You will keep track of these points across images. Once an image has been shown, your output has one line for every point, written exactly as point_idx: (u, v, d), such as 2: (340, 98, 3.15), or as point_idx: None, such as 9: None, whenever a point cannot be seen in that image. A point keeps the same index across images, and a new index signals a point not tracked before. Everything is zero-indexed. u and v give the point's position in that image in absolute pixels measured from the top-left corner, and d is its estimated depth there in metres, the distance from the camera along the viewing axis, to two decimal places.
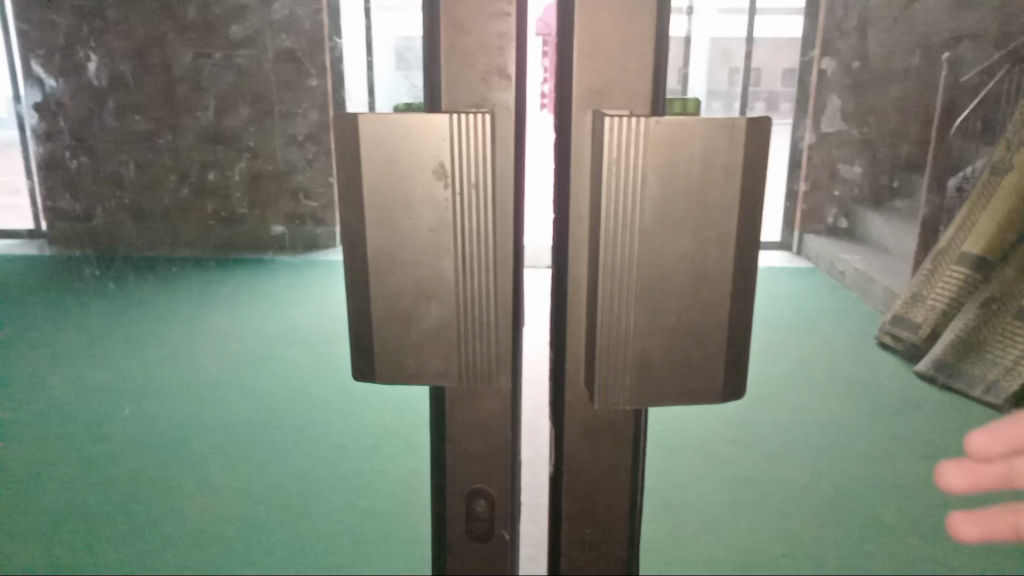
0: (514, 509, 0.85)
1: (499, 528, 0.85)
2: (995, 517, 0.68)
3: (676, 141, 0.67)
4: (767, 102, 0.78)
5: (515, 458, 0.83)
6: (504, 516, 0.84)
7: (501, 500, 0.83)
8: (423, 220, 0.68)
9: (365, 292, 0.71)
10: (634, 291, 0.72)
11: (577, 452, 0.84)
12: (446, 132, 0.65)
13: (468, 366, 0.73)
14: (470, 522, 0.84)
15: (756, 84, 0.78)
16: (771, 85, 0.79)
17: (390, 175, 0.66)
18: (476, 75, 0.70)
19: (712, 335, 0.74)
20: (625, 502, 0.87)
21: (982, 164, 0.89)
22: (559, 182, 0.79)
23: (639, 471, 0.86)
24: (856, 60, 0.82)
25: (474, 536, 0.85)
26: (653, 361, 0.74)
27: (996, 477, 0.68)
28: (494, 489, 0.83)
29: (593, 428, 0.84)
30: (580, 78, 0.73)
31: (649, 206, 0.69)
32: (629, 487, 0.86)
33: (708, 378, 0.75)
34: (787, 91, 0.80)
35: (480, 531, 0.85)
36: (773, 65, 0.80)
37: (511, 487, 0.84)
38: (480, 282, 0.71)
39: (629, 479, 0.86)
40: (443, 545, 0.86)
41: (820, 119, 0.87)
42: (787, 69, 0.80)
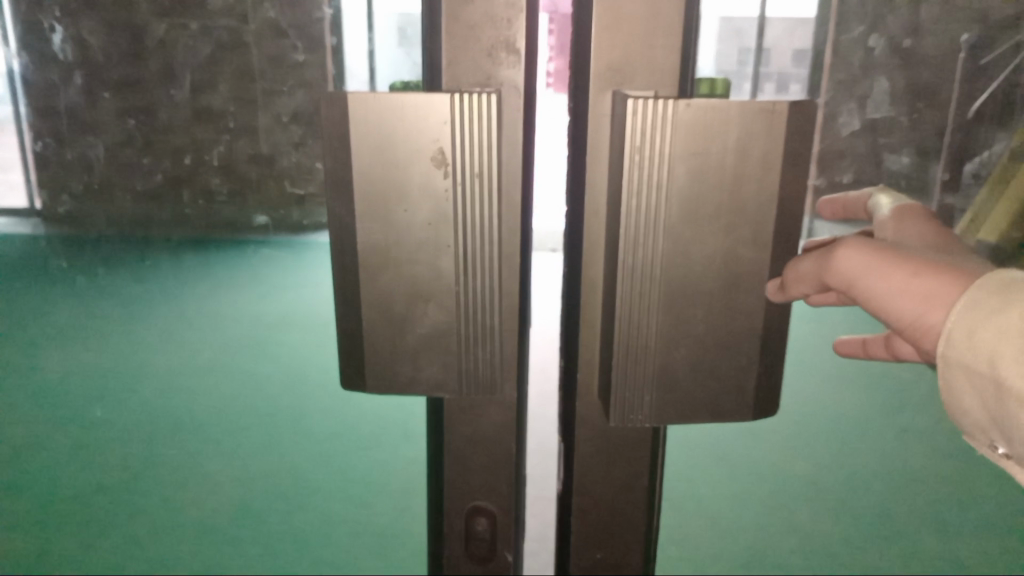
0: (517, 528, 0.78)
1: (502, 549, 0.78)
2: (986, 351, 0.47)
3: (707, 128, 0.60)
4: (777, 82, 0.74)
5: (521, 475, 0.76)
6: (506, 536, 0.78)
7: (504, 519, 0.77)
8: (420, 214, 0.61)
9: (354, 294, 0.64)
10: (659, 295, 0.65)
11: (590, 471, 0.78)
12: (446, 114, 0.58)
13: (469, 376, 0.66)
14: (470, 540, 0.78)
15: (766, 66, 0.74)
16: (783, 63, 0.74)
17: (385, 161, 0.59)
18: (481, 51, 0.62)
19: (744, 345, 0.67)
20: (641, 522, 0.81)
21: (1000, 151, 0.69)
22: (574, 166, 0.72)
23: (656, 489, 0.80)
24: (907, 37, 0.70)
25: (475, 556, 0.79)
26: (677, 372, 0.67)
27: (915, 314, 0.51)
28: (497, 508, 0.76)
29: (608, 447, 0.77)
30: (599, 53, 0.65)
31: (675, 200, 0.62)
32: (646, 506, 0.80)
33: (738, 393, 0.69)
34: (798, 71, 0.74)
35: (480, 551, 0.79)
36: (783, 43, 0.73)
37: (514, 506, 0.77)
38: (482, 284, 0.64)
39: (646, 498, 0.80)
40: (441, 562, 0.80)
41: (866, 105, 0.72)
42: (798, 49, 0.73)
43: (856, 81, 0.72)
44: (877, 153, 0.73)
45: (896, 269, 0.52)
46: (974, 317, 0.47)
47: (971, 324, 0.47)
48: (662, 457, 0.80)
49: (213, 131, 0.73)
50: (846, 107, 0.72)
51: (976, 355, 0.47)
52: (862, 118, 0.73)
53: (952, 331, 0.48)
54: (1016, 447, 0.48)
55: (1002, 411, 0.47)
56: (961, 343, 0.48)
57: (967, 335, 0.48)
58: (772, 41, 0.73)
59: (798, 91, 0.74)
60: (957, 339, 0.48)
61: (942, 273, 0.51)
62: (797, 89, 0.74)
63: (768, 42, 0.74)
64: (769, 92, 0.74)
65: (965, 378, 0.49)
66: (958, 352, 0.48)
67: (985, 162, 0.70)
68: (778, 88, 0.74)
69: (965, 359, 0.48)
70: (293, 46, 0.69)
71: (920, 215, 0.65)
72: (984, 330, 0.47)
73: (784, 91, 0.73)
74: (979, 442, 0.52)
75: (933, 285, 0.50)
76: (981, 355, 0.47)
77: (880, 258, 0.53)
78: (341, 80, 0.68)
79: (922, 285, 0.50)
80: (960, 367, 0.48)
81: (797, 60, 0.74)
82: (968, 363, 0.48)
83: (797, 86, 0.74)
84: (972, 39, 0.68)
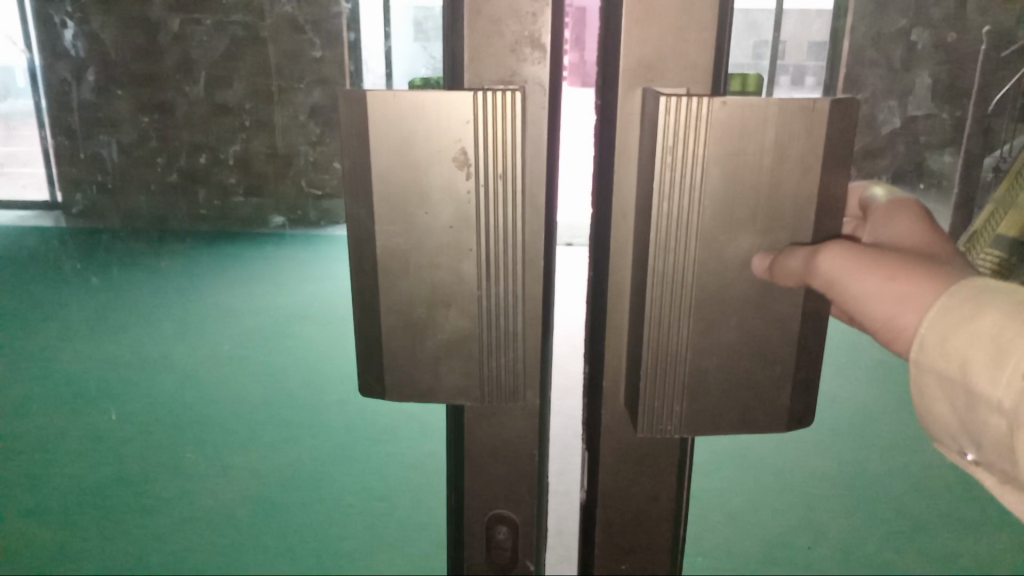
0: (539, 537, 0.76)
1: (523, 559, 0.76)
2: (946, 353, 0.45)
3: (742, 127, 0.58)
4: (793, 75, 0.66)
5: (543, 483, 0.74)
6: (528, 547, 0.75)
7: (526, 528, 0.75)
8: (441, 216, 0.58)
9: (372, 298, 0.62)
10: (690, 303, 0.63)
11: (614, 481, 0.77)
12: (469, 113, 0.55)
13: (491, 383, 0.64)
14: (491, 550, 0.76)
15: (783, 58, 0.66)
16: (799, 55, 0.66)
17: (406, 161, 0.57)
18: (505, 46, 0.59)
19: (778, 355, 0.65)
20: (669, 533, 0.80)
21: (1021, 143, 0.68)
22: (601, 162, 0.70)
23: (684, 501, 0.80)
24: (951, 31, 0.67)
25: (496, 564, 0.77)
26: (707, 385, 0.65)
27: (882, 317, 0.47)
28: (518, 517, 0.74)
29: (633, 457, 0.76)
30: (628, 50, 0.63)
31: (708, 203, 0.60)
32: (673, 518, 0.80)
33: (771, 406, 0.67)
34: (815, 64, 0.67)
35: (502, 559, 0.76)
36: (799, 35, 0.66)
37: (537, 516, 0.75)
38: (505, 289, 0.61)
39: (673, 510, 0.79)
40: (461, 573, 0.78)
41: (907, 102, 0.68)
42: (815, 42, 0.66)
43: (897, 76, 0.67)
44: (919, 154, 0.69)
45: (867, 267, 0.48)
46: (948, 323, 0.44)
47: (944, 329, 0.44)
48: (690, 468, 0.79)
49: (228, 130, 0.69)
50: (886, 105, 0.68)
51: (949, 360, 0.44)
52: (902, 115, 0.69)
53: (926, 337, 0.45)
54: (986, 451, 0.45)
55: (974, 417, 0.44)
56: (934, 348, 0.45)
57: (939, 341, 0.45)
58: (789, 33, 0.66)
59: (814, 86, 0.67)
60: (930, 344, 0.45)
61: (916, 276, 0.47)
62: (813, 83, 0.67)
63: (786, 35, 0.66)
64: (785, 87, 0.66)
65: (938, 384, 0.46)
66: (931, 357, 0.45)
67: (1006, 155, 0.69)
68: (795, 82, 0.66)
69: (937, 364, 0.45)
70: (311, 42, 0.64)
71: (913, 202, 0.60)
72: (958, 336, 0.44)
73: (800, 85, 0.66)
74: (948, 448, 0.49)
75: (911, 288, 0.46)
76: (953, 363, 0.44)
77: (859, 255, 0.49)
78: (358, 77, 0.63)
79: (895, 288, 0.46)
80: (934, 373, 0.46)
81: (812, 54, 0.67)
82: (941, 369, 0.45)
83: (813, 80, 0.66)
84: (995, 30, 0.67)
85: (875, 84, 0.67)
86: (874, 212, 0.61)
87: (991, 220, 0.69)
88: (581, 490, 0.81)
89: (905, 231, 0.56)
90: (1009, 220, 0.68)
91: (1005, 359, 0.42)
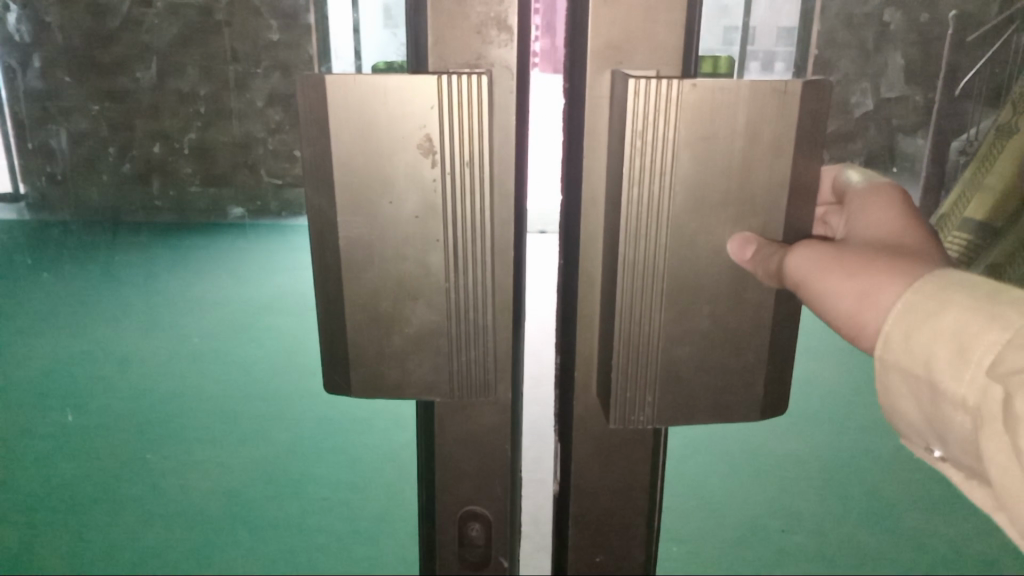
0: (513, 533, 0.75)
1: (497, 555, 0.75)
2: (912, 353, 0.44)
3: (714, 110, 0.56)
4: (764, 60, 0.65)
5: (517, 477, 0.72)
6: (502, 542, 0.74)
7: (500, 524, 0.73)
8: (407, 205, 0.57)
9: (337, 293, 0.60)
10: (664, 292, 0.62)
11: (587, 473, 0.77)
12: (434, 98, 0.53)
13: (462, 377, 0.62)
14: (464, 547, 0.75)
15: (753, 45, 0.66)
16: (769, 41, 0.65)
17: (368, 150, 0.55)
18: (471, 28, 0.57)
19: (751, 343, 0.64)
20: (643, 523, 0.81)
21: (988, 126, 0.68)
22: (570, 143, 0.69)
23: (657, 490, 0.80)
24: (924, 10, 0.66)
25: (470, 562, 0.76)
26: (682, 376, 0.65)
27: (840, 319, 0.47)
28: (491, 513, 0.73)
29: (606, 448, 0.76)
30: (598, 31, 0.62)
31: (679, 189, 0.59)
32: (647, 508, 0.80)
33: (745, 395, 0.66)
34: (786, 49, 0.65)
35: (476, 557, 0.75)
36: (768, 19, 0.65)
37: (510, 511, 0.73)
38: (474, 280, 0.60)
39: (647, 499, 0.80)
40: (433, 570, 0.77)
41: (880, 84, 0.67)
42: (784, 28, 0.65)
43: (869, 57, 0.66)
44: (891, 137, 0.68)
45: (830, 273, 0.48)
46: (912, 320, 0.44)
47: (909, 326, 0.44)
48: (661, 460, 0.80)
49: (181, 119, 0.65)
50: (859, 87, 0.67)
51: (913, 357, 0.44)
52: (875, 97, 0.67)
53: (890, 334, 0.45)
54: (953, 449, 0.44)
55: (939, 414, 0.44)
56: (899, 346, 0.44)
57: (904, 337, 0.44)
58: (758, 19, 0.65)
59: (784, 71, 0.65)
60: (895, 341, 0.44)
61: (878, 274, 0.46)
62: (783, 69, 0.65)
63: (755, 21, 0.65)
64: (754, 72, 0.65)
65: (902, 381, 0.45)
66: (896, 354, 0.45)
67: (972, 139, 0.69)
68: (764, 68, 0.65)
69: (901, 361, 0.45)
70: (268, 25, 0.61)
71: (889, 186, 0.59)
72: (923, 333, 0.43)
73: (768, 70, 0.65)
74: (916, 444, 0.48)
75: (871, 284, 0.46)
76: (919, 360, 0.44)
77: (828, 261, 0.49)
78: (325, 61, 0.60)
79: (855, 285, 0.47)
80: (898, 370, 0.45)
81: (783, 40, 0.65)
82: (906, 366, 0.44)
83: (783, 65, 0.65)
84: (962, 15, 0.65)
85: (847, 67, 0.66)
86: (851, 197, 0.60)
87: (960, 201, 0.70)
88: (555, 481, 0.81)
89: (877, 219, 0.55)
90: (975, 204, 0.69)
91: (969, 356, 0.41)
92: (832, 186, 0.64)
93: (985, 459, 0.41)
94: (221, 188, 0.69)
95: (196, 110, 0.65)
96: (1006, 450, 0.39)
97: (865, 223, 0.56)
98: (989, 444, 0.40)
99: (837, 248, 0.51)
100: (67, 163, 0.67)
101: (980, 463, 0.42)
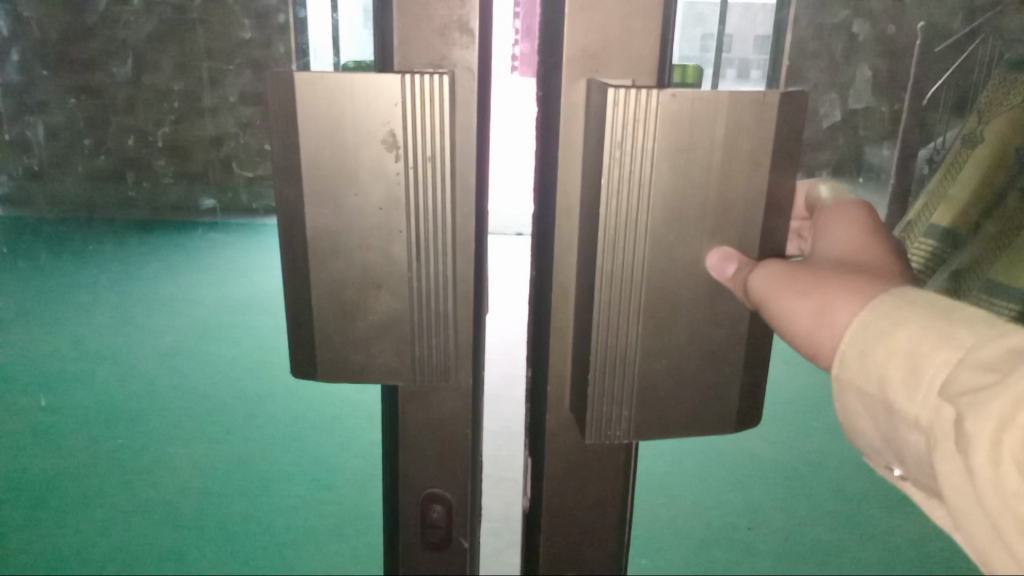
0: (474, 516, 0.75)
1: (457, 535, 0.75)
2: (866, 365, 0.45)
3: (691, 122, 0.58)
4: (739, 68, 0.68)
5: (476, 459, 0.73)
6: (462, 521, 0.75)
7: (462, 507, 0.74)
8: (370, 197, 0.58)
9: (304, 282, 0.61)
10: (641, 302, 0.63)
11: (562, 482, 0.80)
12: (397, 96, 0.55)
13: (424, 360, 0.63)
14: (425, 526, 0.75)
15: (729, 51, 0.68)
16: (744, 49, 0.68)
17: (334, 145, 0.56)
18: (433, 31, 0.58)
19: (728, 355, 0.66)
20: (614, 535, 0.83)
21: (954, 135, 0.73)
22: (543, 149, 0.72)
23: (628, 503, 0.83)
24: (891, 23, 0.70)
25: (430, 543, 0.76)
26: (655, 388, 0.66)
27: (798, 337, 0.49)
28: (451, 494, 0.74)
29: (582, 459, 0.79)
30: (575, 38, 0.65)
31: (658, 199, 0.60)
32: (619, 520, 0.83)
33: (721, 405, 0.68)
34: (761, 56, 0.68)
35: (436, 537, 0.75)
36: (745, 30, 0.68)
37: (471, 492, 0.74)
38: (435, 268, 0.61)
39: (619, 511, 0.83)
40: (395, 550, 0.77)
41: (847, 95, 0.70)
42: (759, 36, 0.68)
43: (838, 69, 0.69)
44: (858, 148, 0.72)
45: (785, 292, 0.50)
46: (866, 338, 0.45)
47: (864, 344, 0.45)
48: (632, 471, 0.82)
49: (156, 113, 0.65)
50: (829, 97, 0.69)
51: (869, 376, 0.44)
52: (842, 109, 0.70)
53: (846, 352, 0.45)
54: (912, 469, 0.45)
55: (896, 434, 0.44)
56: (855, 364, 0.45)
57: (859, 357, 0.45)
58: (733, 27, 0.68)
59: (758, 79, 0.68)
60: (851, 359, 0.45)
61: (830, 293, 0.47)
62: (758, 76, 0.68)
63: (730, 28, 0.68)
64: (730, 79, 0.68)
65: (858, 401, 0.46)
66: (852, 373, 0.45)
67: (940, 147, 0.74)
68: (740, 75, 0.68)
69: (857, 380, 0.45)
70: (240, 23, 0.61)
71: (855, 203, 0.61)
72: (879, 351, 0.44)
73: (744, 77, 0.67)
74: (877, 463, 0.48)
75: (823, 300, 0.47)
76: (873, 378, 0.44)
77: (790, 281, 0.51)
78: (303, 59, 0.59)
79: (809, 302, 0.48)
80: (855, 390, 0.45)
81: (758, 48, 0.68)
82: (860, 385, 0.45)
83: (758, 73, 0.68)
84: (931, 26, 0.69)
85: (817, 77, 0.68)
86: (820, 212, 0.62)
87: (925, 210, 0.74)
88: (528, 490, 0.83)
89: (841, 237, 0.57)
90: (941, 213, 0.74)
91: (920, 376, 0.42)
92: (805, 202, 0.67)
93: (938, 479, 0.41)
94: (189, 179, 0.70)
95: (172, 107, 0.65)
96: (959, 469, 0.40)
97: (829, 237, 0.57)
98: (943, 466, 0.40)
99: (799, 268, 0.52)
100: (45, 154, 0.64)
101: (934, 482, 0.43)
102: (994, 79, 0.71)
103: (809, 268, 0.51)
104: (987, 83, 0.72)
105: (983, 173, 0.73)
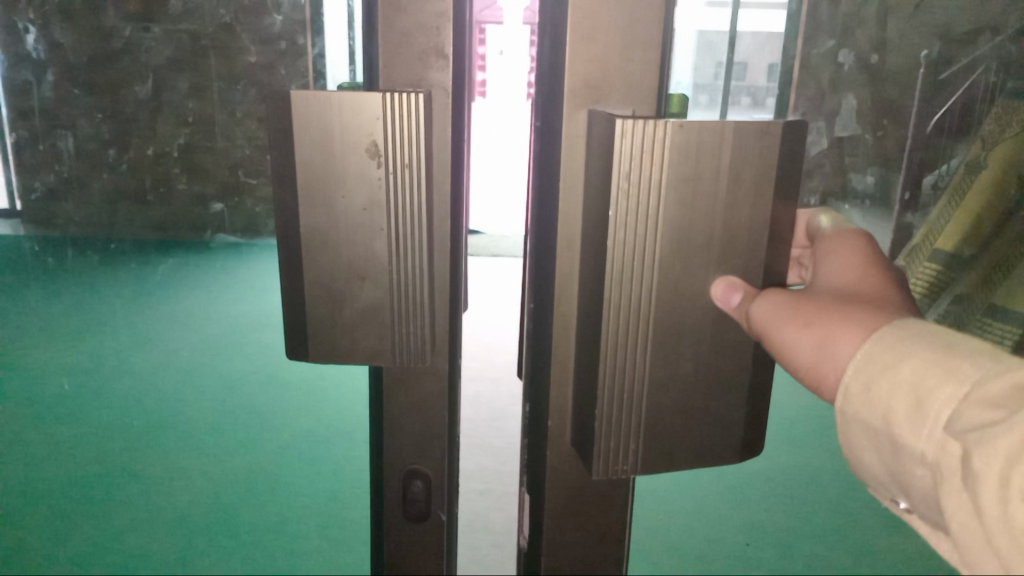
0: (452, 491, 0.79)
1: (436, 510, 0.78)
2: (868, 400, 0.46)
3: (692, 150, 0.60)
4: (751, 96, 0.71)
5: (452, 436, 0.77)
6: (441, 496, 0.78)
7: (439, 482, 0.77)
8: (356, 199, 0.62)
9: (299, 279, 0.66)
10: (648, 330, 0.65)
11: (563, 515, 0.82)
12: (378, 110, 0.60)
13: (402, 345, 0.68)
14: (406, 501, 0.79)
15: (740, 79, 0.70)
16: (757, 77, 0.70)
17: (324, 155, 0.61)
18: (414, 55, 0.64)
19: (737, 387, 0.69)
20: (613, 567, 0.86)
21: (958, 163, 0.75)
22: (541, 179, 0.75)
23: (625, 538, 0.85)
24: (874, 53, 0.71)
25: (410, 516, 0.79)
26: (658, 417, 0.68)
27: (806, 368, 0.51)
28: (431, 470, 0.77)
29: (582, 497, 0.82)
30: (575, 69, 0.67)
31: (666, 228, 0.62)
32: (615, 555, 0.86)
33: (727, 436, 0.70)
34: (771, 85, 0.70)
35: (416, 510, 0.79)
36: (756, 58, 0.70)
37: (448, 469, 0.77)
38: (411, 264, 0.65)
39: (616, 546, 0.85)
40: (378, 524, 0.81)
41: (834, 123, 0.72)
42: (770, 64, 0.70)
43: (824, 97, 0.71)
44: (844, 174, 0.73)
45: (798, 322, 0.53)
46: (871, 371, 0.46)
47: (869, 378, 0.46)
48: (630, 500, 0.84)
49: (171, 124, 0.73)
50: (815, 125, 0.71)
51: (873, 410, 0.46)
52: (829, 136, 0.72)
53: (849, 385, 0.47)
54: (917, 502, 0.46)
55: (900, 468, 0.46)
56: (858, 396, 0.47)
57: (864, 389, 0.47)
58: (742, 54, 0.70)
59: (771, 107, 0.70)
60: (854, 391, 0.47)
61: (835, 329, 0.50)
62: (771, 105, 0.70)
63: (740, 56, 0.70)
64: (745, 107, 0.70)
65: (863, 433, 0.47)
66: (856, 406, 0.47)
67: (945, 173, 0.75)
68: (755, 104, 0.70)
69: (861, 414, 0.47)
70: (246, 49, 0.68)
71: (852, 232, 0.62)
72: (881, 385, 0.46)
73: (760, 106, 0.70)
74: (883, 495, 0.49)
75: (832, 331, 0.50)
76: (878, 412, 0.46)
77: (796, 315, 0.53)
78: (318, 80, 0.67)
79: (820, 337, 0.50)
80: (858, 423, 0.47)
81: (767, 76, 0.70)
82: (865, 418, 0.47)
83: (772, 102, 0.70)
84: (931, 54, 0.71)
85: (804, 107, 0.71)
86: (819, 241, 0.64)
87: (929, 236, 0.77)
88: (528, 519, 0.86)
89: (837, 266, 0.58)
90: (944, 237, 0.77)
91: (926, 411, 0.44)
92: (806, 230, 0.68)
93: (944, 516, 0.43)
94: (201, 182, 0.76)
95: (179, 118, 0.72)
96: (966, 506, 0.41)
97: (827, 263, 0.60)
98: (950, 503, 0.42)
99: (800, 300, 0.54)
100: None
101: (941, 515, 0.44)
102: (996, 105, 0.73)
103: (809, 300, 0.54)
104: (991, 108, 0.73)
105: (986, 198, 0.75)
